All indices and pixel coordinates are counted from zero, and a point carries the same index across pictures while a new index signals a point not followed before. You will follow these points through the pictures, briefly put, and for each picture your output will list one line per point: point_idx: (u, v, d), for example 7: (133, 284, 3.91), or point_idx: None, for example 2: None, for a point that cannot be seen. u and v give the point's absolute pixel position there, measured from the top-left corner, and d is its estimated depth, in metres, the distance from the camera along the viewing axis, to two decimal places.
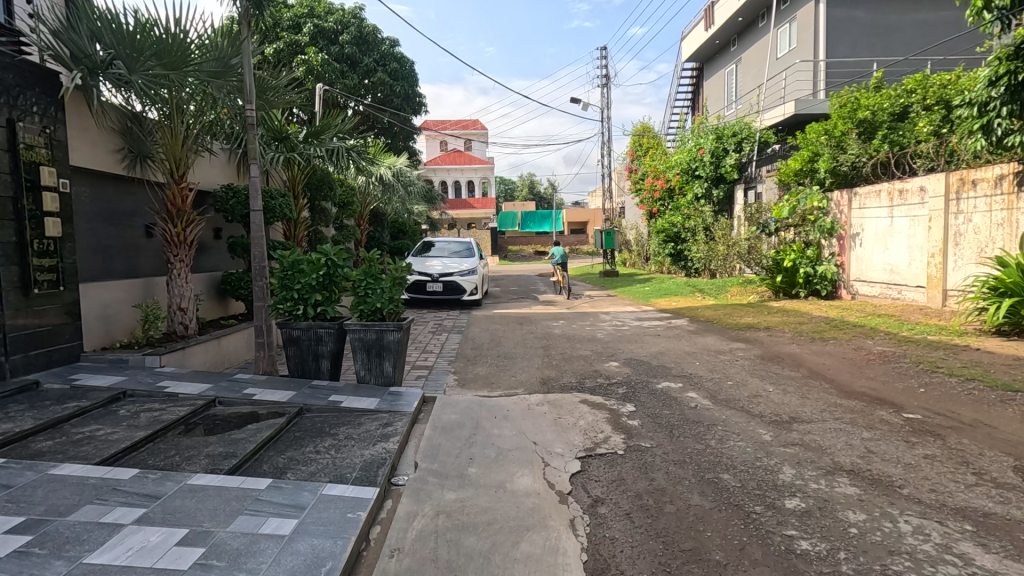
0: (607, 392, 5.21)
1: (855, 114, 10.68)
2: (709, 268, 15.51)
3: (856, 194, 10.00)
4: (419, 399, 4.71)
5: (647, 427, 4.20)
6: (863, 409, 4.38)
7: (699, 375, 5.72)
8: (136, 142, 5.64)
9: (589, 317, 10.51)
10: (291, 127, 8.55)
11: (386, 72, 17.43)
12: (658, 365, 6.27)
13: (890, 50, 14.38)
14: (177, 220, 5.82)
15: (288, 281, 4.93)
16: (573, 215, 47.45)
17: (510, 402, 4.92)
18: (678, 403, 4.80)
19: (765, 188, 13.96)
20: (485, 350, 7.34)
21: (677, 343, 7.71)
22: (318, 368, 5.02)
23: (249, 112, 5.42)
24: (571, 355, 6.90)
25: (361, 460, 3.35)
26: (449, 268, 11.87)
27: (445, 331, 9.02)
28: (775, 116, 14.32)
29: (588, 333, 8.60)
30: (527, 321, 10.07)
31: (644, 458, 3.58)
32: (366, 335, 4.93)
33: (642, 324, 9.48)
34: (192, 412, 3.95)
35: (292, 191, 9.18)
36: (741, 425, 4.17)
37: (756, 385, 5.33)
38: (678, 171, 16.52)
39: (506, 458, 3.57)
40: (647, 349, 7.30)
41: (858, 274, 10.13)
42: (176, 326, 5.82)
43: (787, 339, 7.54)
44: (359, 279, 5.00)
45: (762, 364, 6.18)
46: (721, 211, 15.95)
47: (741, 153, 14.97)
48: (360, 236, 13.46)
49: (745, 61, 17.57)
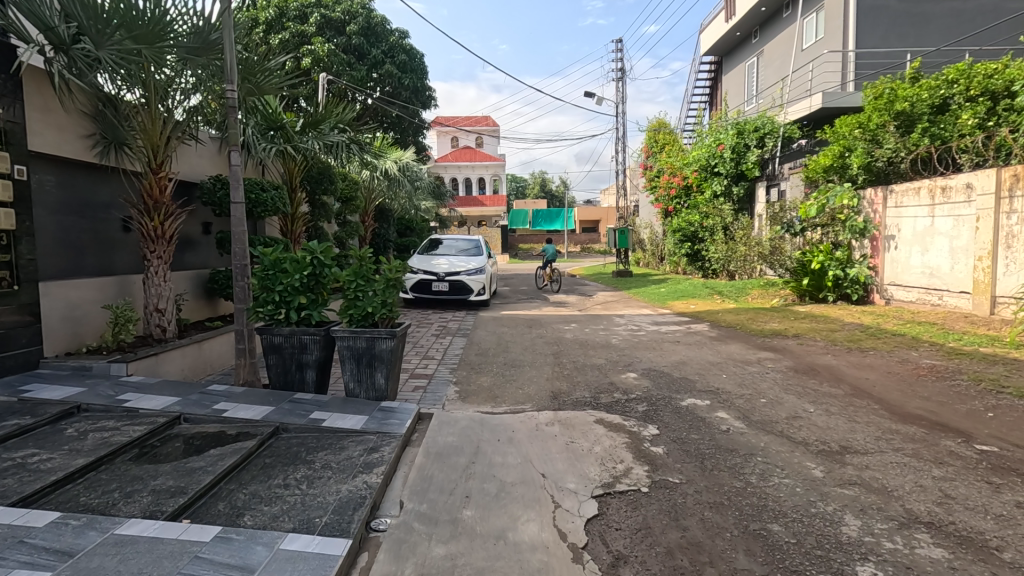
0: (626, 410, 4.64)
1: (892, 106, 9.97)
2: (728, 269, 14.84)
3: (893, 191, 9.32)
4: (413, 417, 4.17)
5: (675, 456, 3.61)
6: (925, 438, 3.77)
7: (729, 391, 5.13)
8: (109, 127, 5.16)
9: (602, 321, 9.93)
10: (287, 116, 8.00)
11: (394, 63, 16.91)
12: (681, 378, 5.68)
13: (923, 40, 13.60)
14: (154, 212, 5.32)
15: (268, 281, 4.40)
16: (585, 213, 46.79)
17: (515, 421, 4.36)
18: (708, 425, 4.22)
19: (788, 185, 13.20)
20: (490, 356, 6.79)
21: (700, 351, 7.11)
22: (302, 380, 4.49)
23: (231, 93, 4.90)
24: (585, 365, 6.33)
25: (336, 499, 2.81)
26: (456, 267, 11.32)
27: (450, 334, 8.50)
28: (800, 109, 13.69)
29: (603, 339, 8.02)
30: (537, 324, 9.52)
31: (673, 499, 3.00)
32: (356, 343, 4.39)
33: (659, 329, 8.89)
34: (150, 434, 3.43)
35: (289, 185, 8.67)
36: (784, 455, 3.57)
37: (794, 403, 4.73)
38: (696, 167, 15.85)
39: (509, 497, 3.01)
40: (667, 358, 6.71)
41: (892, 277, 9.46)
42: (152, 329, 5.35)
43: (821, 348, 6.91)
44: (348, 281, 4.46)
45: (796, 378, 5.58)
46: (741, 209, 15.26)
47: (764, 148, 14.23)
48: (364, 233, 12.98)
49: (768, 54, 16.84)
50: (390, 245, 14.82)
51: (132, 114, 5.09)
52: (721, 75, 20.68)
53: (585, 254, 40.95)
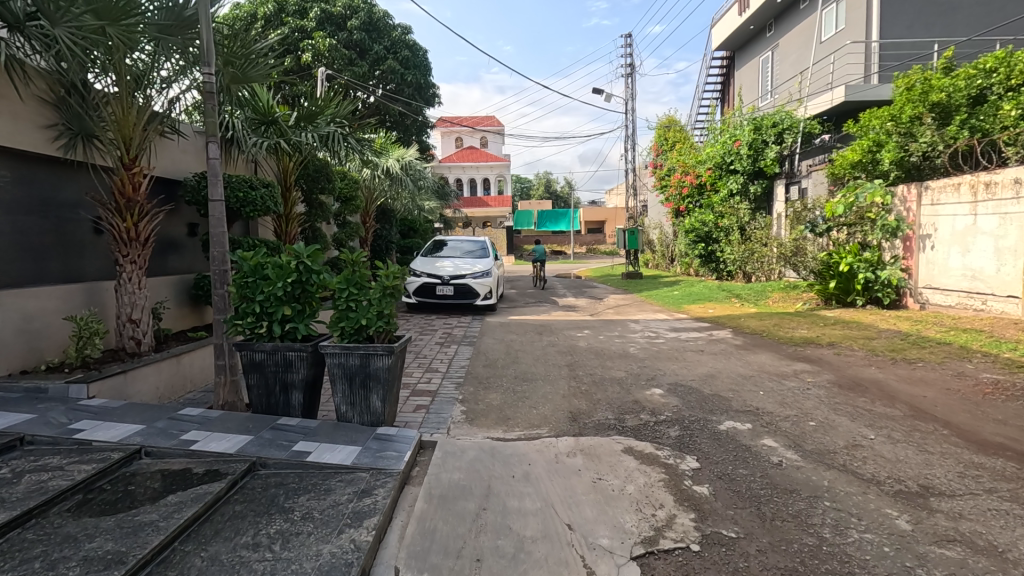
0: (657, 437, 4.06)
1: (927, 97, 9.34)
2: (744, 270, 14.23)
3: (928, 188, 8.71)
4: (413, 448, 3.61)
5: (725, 499, 3.02)
6: (1020, 476, 3.18)
7: (771, 411, 4.54)
8: (76, 118, 4.64)
9: (616, 327, 9.34)
10: (280, 110, 7.43)
11: (397, 59, 16.39)
12: (713, 395, 5.09)
13: (951, 30, 12.98)
14: (127, 212, 4.78)
15: (248, 290, 3.83)
16: (588, 213, 46.11)
17: (531, 450, 3.79)
18: (756, 456, 3.63)
19: (810, 183, 12.59)
20: (499, 369, 6.22)
21: (728, 362, 6.52)
22: (288, 402, 3.94)
23: (208, 77, 4.36)
24: (604, 379, 5.74)
25: (315, 567, 2.25)
26: (461, 270, 10.76)
27: (455, 343, 7.95)
28: (820, 105, 13.09)
29: (620, 348, 7.43)
30: (548, 331, 8.95)
31: (734, 562, 2.42)
32: (348, 361, 3.85)
33: (679, 336, 8.30)
34: (99, 474, 2.88)
35: (284, 184, 8.12)
36: (856, 498, 2.99)
37: (850, 427, 4.14)
38: (711, 165, 15.25)
39: (531, 560, 2.44)
40: (693, 371, 6.12)
41: (927, 280, 8.85)
42: (125, 341, 4.82)
43: (861, 359, 6.29)
44: (340, 288, 3.91)
45: (843, 394, 4.99)
46: (758, 208, 14.63)
47: (782, 145, 13.60)
48: (365, 234, 12.45)
49: (784, 47, 16.24)
50: (392, 247, 14.28)
51: (103, 103, 4.60)
52: (734, 70, 20.06)
53: (590, 255, 40.40)
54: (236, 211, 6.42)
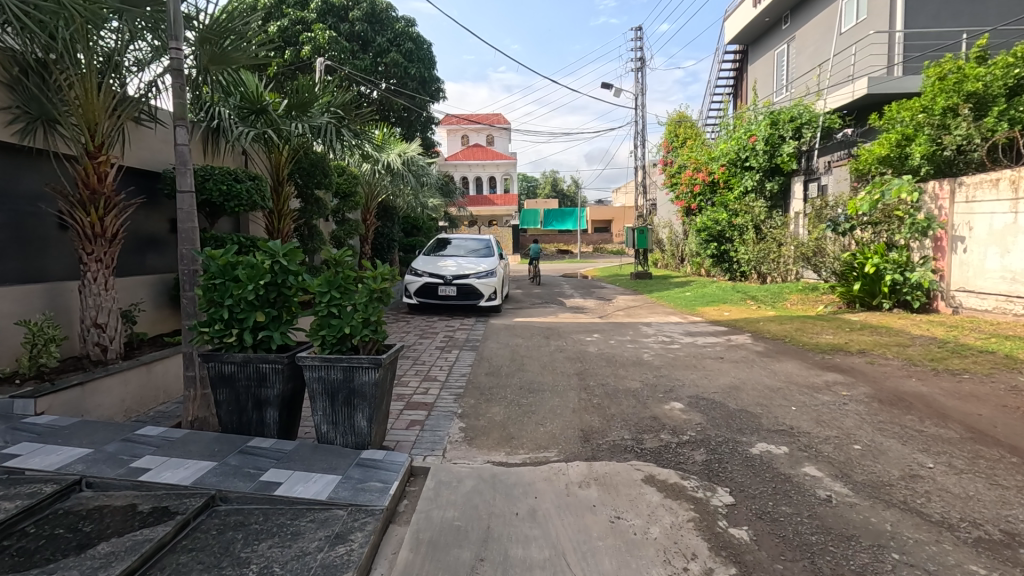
0: (681, 463, 3.56)
1: (962, 87, 8.75)
2: (759, 270, 13.70)
3: (962, 184, 8.15)
4: (402, 478, 3.13)
5: (769, 549, 2.53)
6: None
7: (808, 432, 4.02)
8: (35, 102, 4.20)
9: (628, 331, 8.83)
10: (269, 97, 6.96)
11: (400, 52, 15.94)
12: (741, 412, 4.57)
13: (979, 20, 12.39)
14: (91, 205, 4.32)
15: (217, 293, 3.36)
16: (595, 212, 45.48)
17: (538, 478, 3.30)
18: (799, 489, 3.12)
19: (831, 179, 12.03)
20: (503, 378, 5.74)
21: (751, 372, 6.02)
22: (261, 421, 3.46)
23: (175, 51, 3.89)
24: (617, 391, 5.24)
25: None
26: (464, 269, 10.27)
27: (456, 347, 7.47)
28: (841, 98, 12.49)
29: (632, 354, 6.94)
30: (555, 334, 8.46)
31: None
32: (330, 374, 3.40)
33: (696, 341, 7.79)
34: (23, 514, 2.42)
35: (276, 178, 7.64)
36: (929, 549, 2.49)
37: (902, 452, 3.62)
38: (724, 162, 14.69)
39: None
40: (714, 381, 5.60)
41: (961, 282, 8.29)
42: (89, 348, 4.37)
43: (899, 370, 5.76)
44: (321, 291, 3.44)
45: (886, 411, 4.47)
46: (774, 206, 14.08)
47: (801, 140, 13.01)
48: (365, 232, 12.01)
49: (801, 39, 15.66)
50: (394, 245, 13.83)
51: (64, 85, 4.14)
52: (747, 64, 19.45)
53: (597, 254, 39.90)
54: (205, 203, 5.75)
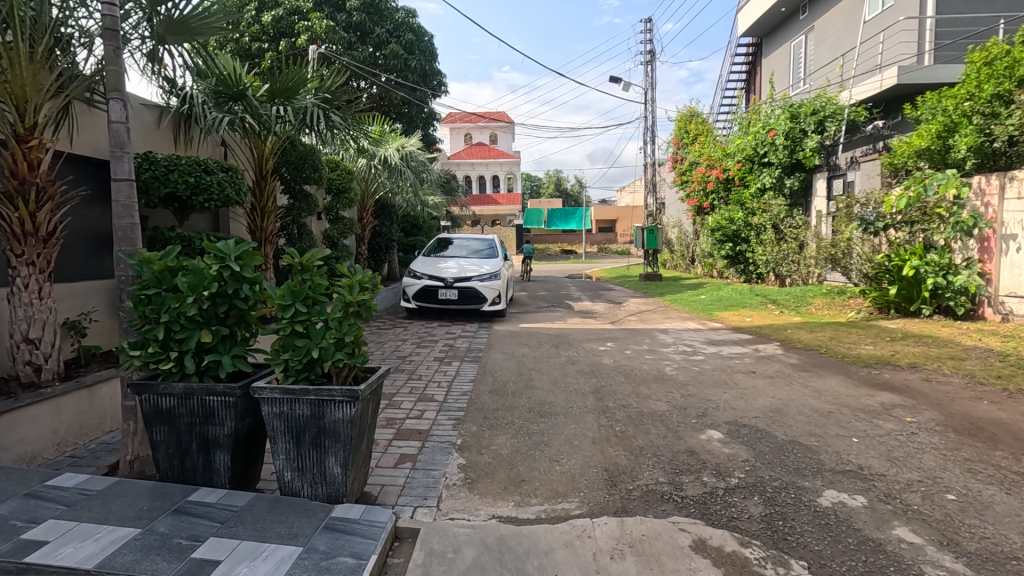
0: (735, 519, 2.84)
1: (1013, 72, 7.96)
2: (778, 272, 12.95)
3: (1014, 179, 7.41)
4: (381, 549, 2.40)
5: None
6: None
7: (884, 476, 3.29)
8: None
9: (644, 339, 8.10)
10: (250, 80, 6.30)
11: (400, 43, 15.24)
12: (794, 445, 3.84)
13: (1014, 6, 11.67)
14: (20, 198, 3.60)
15: (151, 308, 2.64)
16: (601, 212, 44.73)
17: (559, 546, 2.57)
18: (898, 565, 2.40)
19: (859, 175, 11.29)
20: (510, 398, 5.03)
21: (792, 390, 5.29)
22: (209, 465, 2.75)
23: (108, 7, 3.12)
24: (643, 417, 4.50)
25: None
26: (466, 271, 9.56)
27: (457, 358, 6.76)
28: (868, 89, 11.72)
29: (653, 368, 6.22)
30: (566, 343, 7.74)
31: None
32: (295, 410, 2.71)
33: (722, 352, 7.07)
34: None
35: (259, 170, 6.95)
36: None
37: (1014, 507, 2.89)
38: (740, 158, 13.94)
39: None
40: (752, 403, 4.86)
41: (1011, 287, 7.54)
42: (19, 369, 3.66)
43: (965, 390, 5.02)
44: (283, 303, 2.73)
45: (971, 446, 3.73)
46: (794, 204, 13.33)
47: (824, 133, 12.26)
48: (361, 231, 11.32)
49: (820, 30, 14.92)
50: (393, 245, 13.04)
51: None
52: (762, 57, 18.67)
53: (602, 254, 39.28)
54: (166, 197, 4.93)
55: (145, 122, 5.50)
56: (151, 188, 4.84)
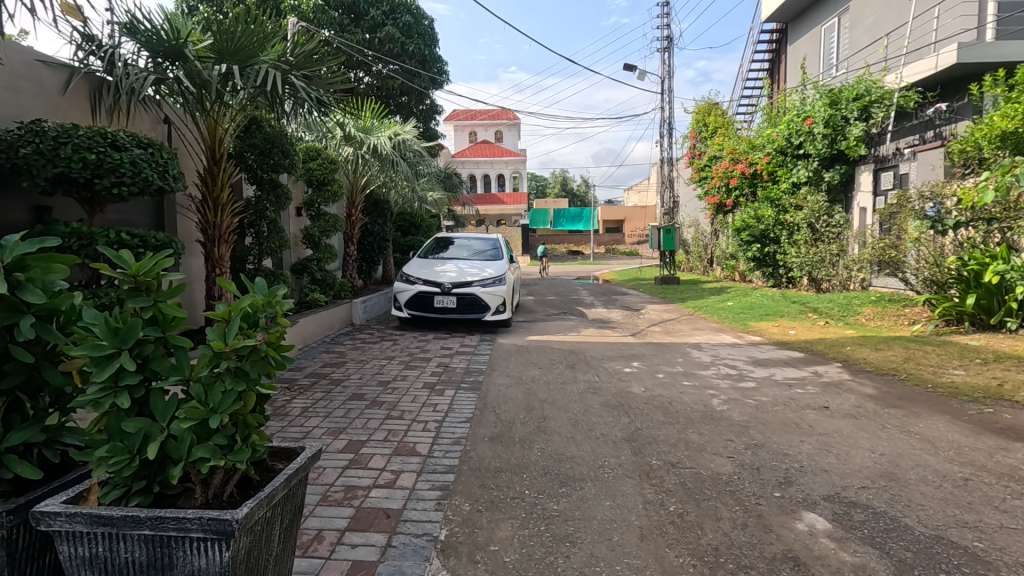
0: None
1: None
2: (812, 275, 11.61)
3: None
4: None
5: None
6: None
7: None
8: None
9: (676, 358, 6.78)
10: (192, 36, 5.13)
11: (396, 26, 14.01)
12: (947, 548, 2.53)
13: None
14: None
15: None
16: (609, 212, 43.34)
17: None
18: None
19: (911, 167, 10.04)
20: (517, 450, 3.74)
21: (893, 437, 3.97)
22: None
23: None
24: (704, 486, 3.20)
25: None
26: (466, 275, 8.30)
27: (451, 384, 5.47)
28: (919, 70, 10.43)
29: (700, 401, 4.91)
30: (584, 363, 6.44)
31: None
32: (118, 551, 1.44)
33: (779, 377, 5.76)
34: None
35: (210, 154, 5.66)
36: None
37: None
38: (770, 150, 12.68)
39: None
40: (849, 462, 3.54)
41: None
42: None
43: None
44: (96, 353, 1.44)
45: None
46: (834, 200, 12.00)
47: (869, 121, 11.04)
48: (348, 228, 10.05)
49: (854, 10, 13.61)
50: (386, 245, 11.79)
51: None
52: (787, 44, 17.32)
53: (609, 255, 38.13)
54: (58, 179, 3.71)
55: (43, 85, 4.27)
56: (35, 165, 3.60)
